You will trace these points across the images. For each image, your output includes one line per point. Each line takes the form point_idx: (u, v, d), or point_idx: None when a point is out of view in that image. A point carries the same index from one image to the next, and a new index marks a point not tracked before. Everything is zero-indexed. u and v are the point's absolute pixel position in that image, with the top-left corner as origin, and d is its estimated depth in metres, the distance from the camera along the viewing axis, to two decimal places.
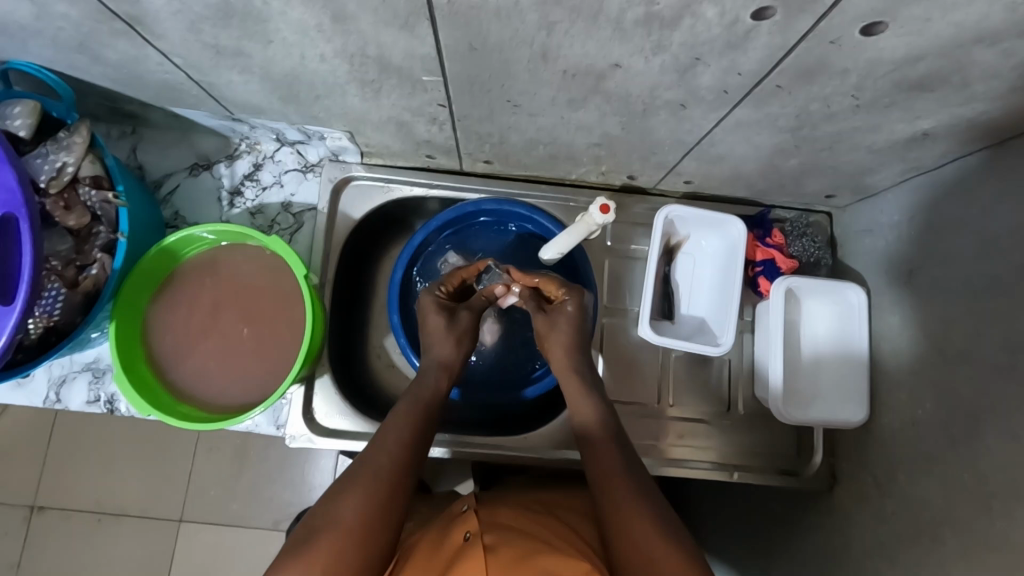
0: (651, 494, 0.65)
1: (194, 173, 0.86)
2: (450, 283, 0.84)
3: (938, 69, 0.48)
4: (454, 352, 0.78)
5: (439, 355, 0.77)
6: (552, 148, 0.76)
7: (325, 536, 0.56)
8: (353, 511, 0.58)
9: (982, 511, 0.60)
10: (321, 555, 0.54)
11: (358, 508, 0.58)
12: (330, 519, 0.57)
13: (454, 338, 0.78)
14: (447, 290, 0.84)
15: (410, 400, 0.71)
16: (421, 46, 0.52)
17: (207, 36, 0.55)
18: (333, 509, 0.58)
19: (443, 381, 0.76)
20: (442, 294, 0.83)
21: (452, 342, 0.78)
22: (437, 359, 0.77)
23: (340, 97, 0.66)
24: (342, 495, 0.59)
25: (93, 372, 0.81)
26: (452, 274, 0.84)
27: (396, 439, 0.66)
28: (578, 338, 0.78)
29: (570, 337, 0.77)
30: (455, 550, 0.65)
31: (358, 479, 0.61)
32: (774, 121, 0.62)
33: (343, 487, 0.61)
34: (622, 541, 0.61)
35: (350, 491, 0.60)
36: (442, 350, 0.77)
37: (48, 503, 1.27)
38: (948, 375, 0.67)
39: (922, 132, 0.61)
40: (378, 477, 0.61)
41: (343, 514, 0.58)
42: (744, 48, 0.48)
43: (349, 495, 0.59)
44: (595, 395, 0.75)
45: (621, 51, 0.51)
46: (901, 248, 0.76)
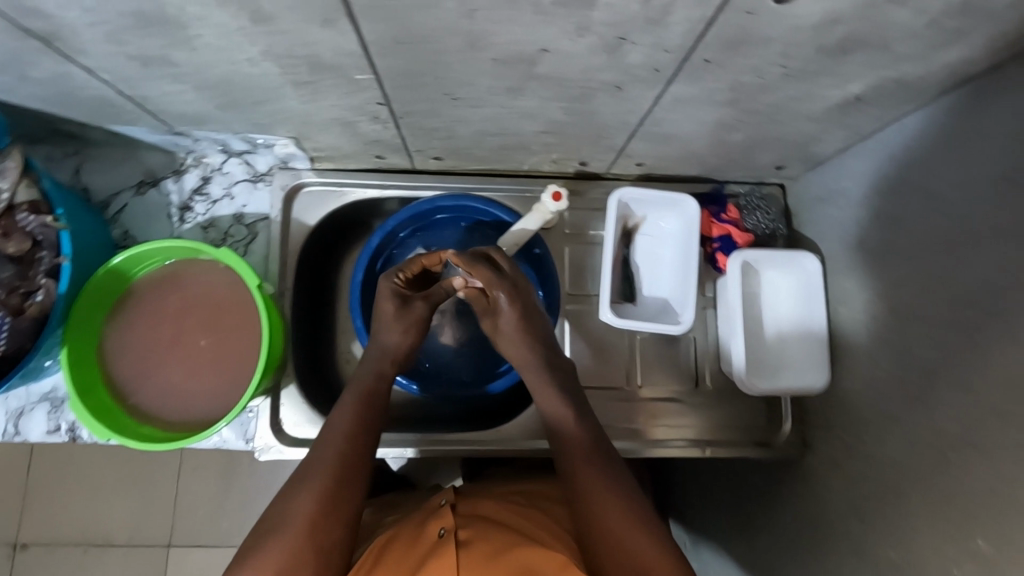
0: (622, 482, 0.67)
1: (142, 190, 0.85)
2: (409, 271, 0.79)
3: (858, 32, 0.49)
4: (401, 341, 0.77)
5: (385, 343, 0.77)
6: (500, 139, 0.76)
7: (278, 537, 0.59)
8: (302, 509, 0.61)
9: (941, 464, 0.62)
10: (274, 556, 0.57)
11: (308, 506, 0.61)
12: (281, 520, 0.60)
13: (403, 327, 0.77)
14: (405, 276, 0.79)
15: (356, 392, 0.72)
16: (347, 43, 0.52)
17: (130, 47, 0.54)
18: (285, 510, 0.61)
19: (386, 367, 0.77)
20: (400, 282, 0.79)
21: (401, 332, 0.77)
22: (385, 346, 0.77)
23: (279, 101, 0.66)
24: (293, 495, 0.62)
25: (51, 402, 0.80)
26: (413, 261, 0.79)
27: (341, 430, 0.68)
28: (522, 328, 0.76)
29: (514, 328, 0.76)
30: (430, 547, 0.63)
31: (307, 478, 0.63)
32: (711, 95, 0.62)
33: (295, 486, 0.63)
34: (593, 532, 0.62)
35: (299, 492, 0.62)
36: (389, 337, 0.77)
37: (30, 540, 1.25)
38: (902, 333, 0.68)
39: (854, 96, 0.62)
40: (325, 472, 0.64)
41: (294, 513, 0.60)
42: (667, 24, 0.48)
43: (299, 494, 0.62)
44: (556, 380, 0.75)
45: (548, 35, 0.50)
46: (853, 213, 0.77)
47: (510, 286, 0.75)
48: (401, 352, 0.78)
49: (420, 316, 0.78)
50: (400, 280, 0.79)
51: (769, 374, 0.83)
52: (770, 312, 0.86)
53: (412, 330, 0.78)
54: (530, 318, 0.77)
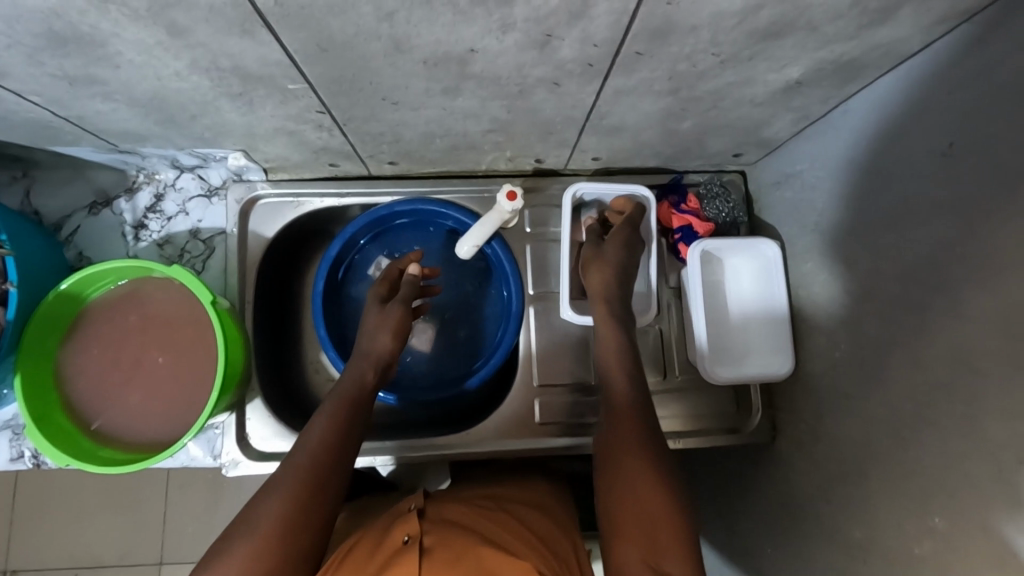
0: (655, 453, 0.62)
1: (94, 211, 0.84)
2: (389, 277, 0.85)
3: (782, 16, 0.49)
4: (383, 342, 0.77)
5: (365, 347, 0.77)
6: (449, 140, 0.76)
7: (242, 542, 0.55)
8: (271, 515, 0.57)
9: (896, 440, 0.62)
10: (236, 561, 0.54)
11: (278, 511, 0.58)
12: (248, 525, 0.57)
13: (391, 328, 0.78)
14: (386, 284, 0.84)
15: (336, 400, 0.70)
16: (272, 53, 0.51)
17: (53, 68, 0.53)
18: (254, 514, 0.58)
19: (369, 373, 0.75)
20: (382, 289, 0.83)
21: (387, 332, 0.78)
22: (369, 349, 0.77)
23: (218, 114, 0.65)
24: (263, 500, 0.59)
25: (12, 429, 0.79)
26: (389, 266, 0.86)
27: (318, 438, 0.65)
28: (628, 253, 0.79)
29: (623, 248, 0.79)
30: (392, 552, 0.61)
31: (278, 483, 0.61)
32: (650, 86, 0.62)
33: (266, 492, 0.60)
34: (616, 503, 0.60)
35: (267, 499, 0.59)
36: (378, 341, 0.77)
37: (19, 567, 1.23)
38: (857, 312, 0.68)
39: (793, 80, 0.62)
40: (299, 478, 0.61)
41: (262, 518, 0.57)
42: (589, 17, 0.48)
43: (269, 499, 0.59)
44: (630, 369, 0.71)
45: (472, 34, 0.50)
46: (809, 196, 0.77)
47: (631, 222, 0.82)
48: (384, 355, 0.77)
49: (398, 315, 0.79)
50: (385, 289, 0.84)
51: (737, 361, 0.83)
52: (735, 299, 0.85)
53: (393, 327, 0.78)
54: (633, 250, 0.80)
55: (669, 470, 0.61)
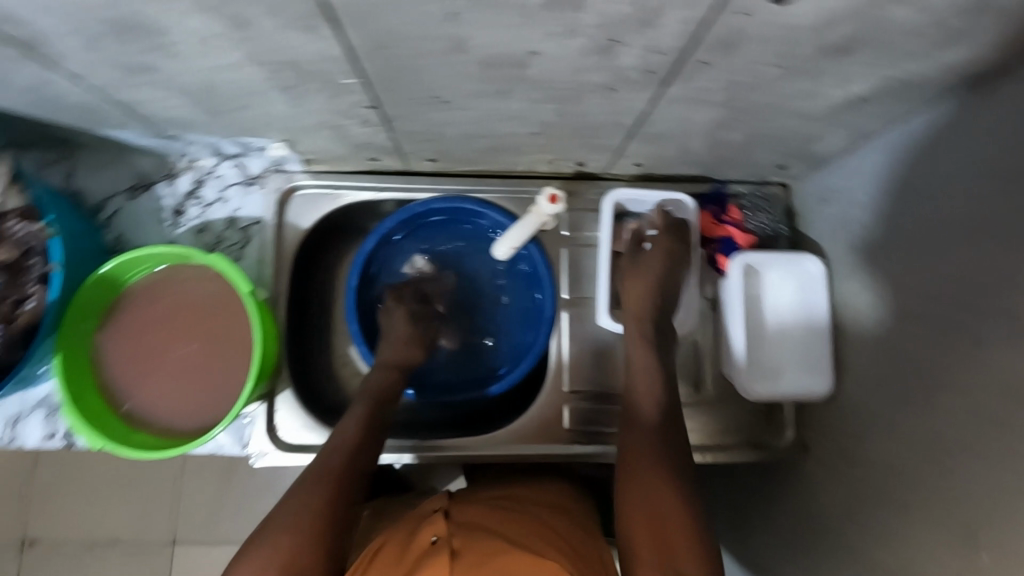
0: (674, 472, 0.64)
1: (135, 194, 0.84)
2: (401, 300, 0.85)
3: (859, 31, 0.47)
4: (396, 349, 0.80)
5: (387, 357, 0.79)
6: (493, 140, 0.75)
7: (272, 535, 0.56)
8: (299, 507, 0.58)
9: (940, 470, 0.60)
10: (265, 555, 0.54)
11: (305, 504, 0.59)
12: (276, 519, 0.58)
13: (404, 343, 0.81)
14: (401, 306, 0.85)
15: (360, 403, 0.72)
16: (330, 48, 0.50)
17: (111, 53, 0.53)
18: (281, 511, 0.58)
19: (391, 378, 0.76)
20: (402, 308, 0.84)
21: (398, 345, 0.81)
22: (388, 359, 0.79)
23: (265, 106, 0.64)
24: (291, 495, 0.60)
25: (47, 408, 0.80)
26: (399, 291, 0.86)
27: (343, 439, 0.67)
28: (665, 277, 0.78)
29: (663, 270, 0.78)
30: (421, 553, 0.61)
31: (306, 479, 0.61)
32: (708, 96, 0.60)
33: (294, 489, 0.61)
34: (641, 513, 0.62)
35: (296, 493, 0.60)
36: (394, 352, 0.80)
37: (37, 536, 1.26)
38: (905, 337, 0.67)
39: (857, 96, 0.60)
40: (324, 476, 0.62)
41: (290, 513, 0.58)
42: (659, 24, 0.46)
43: (298, 493, 0.60)
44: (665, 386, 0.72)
45: (535, 37, 0.48)
46: (855, 213, 0.75)
47: (671, 239, 0.80)
48: (399, 362, 0.79)
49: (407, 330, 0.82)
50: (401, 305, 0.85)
51: (771, 378, 0.82)
52: (772, 314, 0.83)
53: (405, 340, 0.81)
54: (672, 271, 0.78)
55: (687, 488, 0.63)
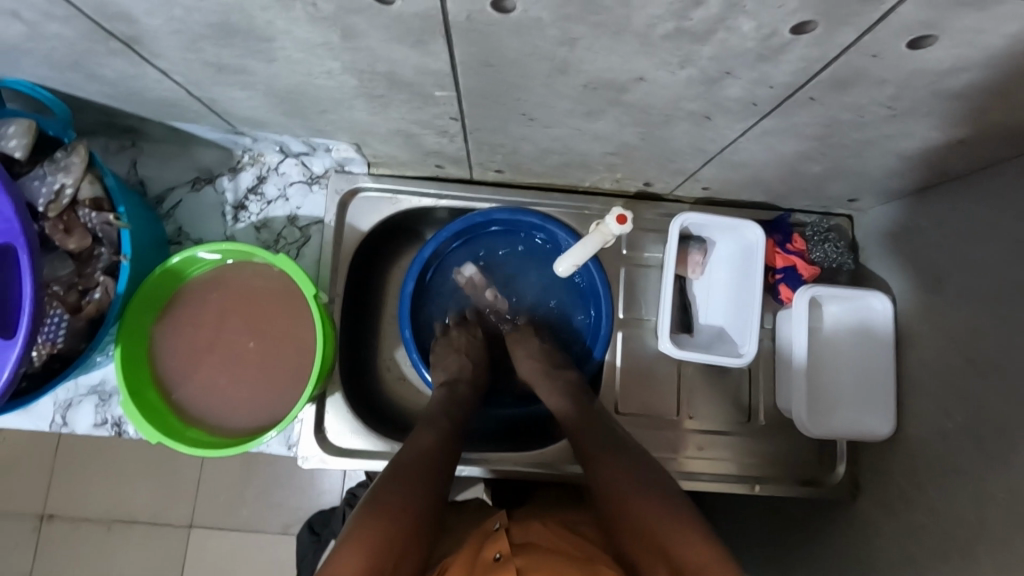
0: (659, 489, 0.61)
1: (197, 186, 0.84)
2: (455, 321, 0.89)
3: (983, 79, 0.46)
4: (448, 359, 0.83)
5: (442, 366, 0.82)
6: (566, 157, 0.74)
7: (370, 518, 0.56)
8: (395, 498, 0.59)
9: (1018, 530, 0.58)
10: (366, 535, 0.54)
11: (400, 498, 0.59)
12: (371, 509, 0.57)
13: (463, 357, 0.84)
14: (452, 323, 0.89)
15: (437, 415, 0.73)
16: (434, 63, 0.50)
17: (208, 54, 0.52)
18: (377, 501, 0.58)
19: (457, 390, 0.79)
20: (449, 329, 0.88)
21: (452, 352, 0.84)
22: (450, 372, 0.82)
23: (347, 111, 0.64)
24: (382, 490, 0.60)
25: (99, 395, 0.80)
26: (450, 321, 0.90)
27: (427, 444, 0.68)
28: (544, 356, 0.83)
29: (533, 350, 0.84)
30: (486, 569, 0.61)
31: (399, 473, 0.62)
32: (802, 130, 0.59)
33: (385, 482, 0.61)
34: (634, 530, 0.58)
35: (389, 485, 0.60)
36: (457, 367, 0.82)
37: (57, 512, 1.26)
38: (978, 387, 0.65)
39: (957, 140, 0.58)
40: (415, 477, 0.62)
41: (386, 503, 0.58)
42: (779, 61, 0.45)
43: (392, 486, 0.60)
44: (559, 386, 0.78)
45: (646, 65, 0.48)
46: (929, 253, 0.73)
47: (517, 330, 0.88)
48: (454, 369, 0.82)
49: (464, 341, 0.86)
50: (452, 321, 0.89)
51: (826, 412, 0.81)
52: (830, 348, 0.83)
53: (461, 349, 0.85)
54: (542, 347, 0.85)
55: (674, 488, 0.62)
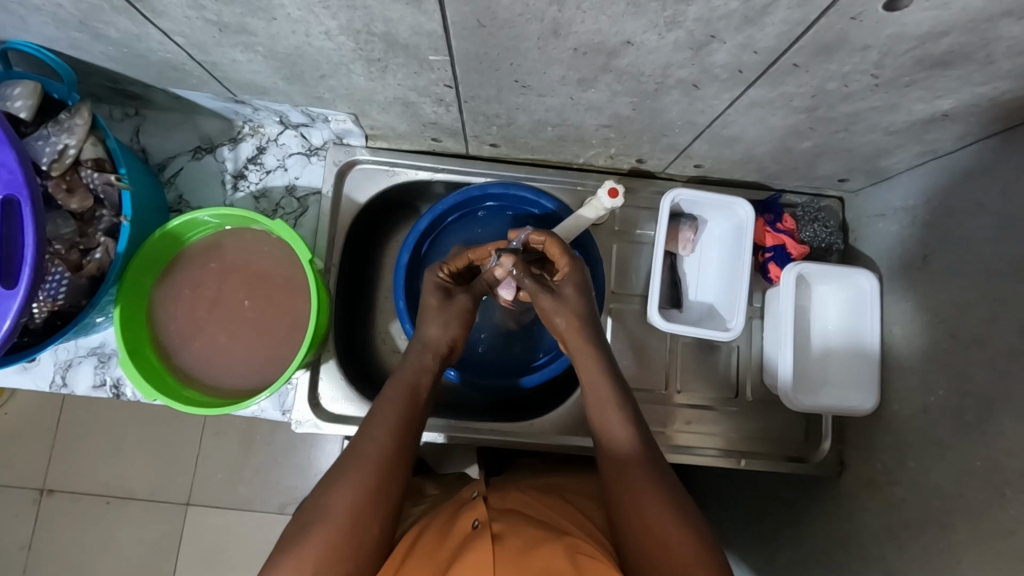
0: (667, 502, 0.61)
1: (198, 156, 0.85)
2: (453, 265, 0.83)
3: (961, 45, 0.47)
4: (441, 335, 0.77)
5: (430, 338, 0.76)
6: (561, 130, 0.75)
7: (318, 529, 0.57)
8: (342, 500, 0.59)
9: (994, 496, 0.59)
10: (314, 548, 0.56)
11: (347, 500, 0.59)
12: (321, 513, 0.59)
13: (444, 320, 0.78)
14: (449, 271, 0.83)
15: (399, 387, 0.71)
16: (428, 23, 0.51)
17: (211, 12, 0.54)
18: (324, 504, 0.59)
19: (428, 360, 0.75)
20: (445, 275, 0.82)
21: (442, 325, 0.77)
22: (427, 337, 0.77)
23: (345, 76, 0.65)
24: (329, 489, 0.61)
25: (98, 357, 0.81)
26: (458, 256, 0.83)
27: (385, 426, 0.66)
28: (587, 310, 0.75)
29: (583, 308, 0.75)
30: (464, 537, 0.62)
31: (349, 470, 0.62)
32: (789, 101, 0.60)
33: (333, 480, 0.62)
34: (641, 535, 0.60)
35: (340, 483, 0.61)
36: (430, 330, 0.77)
37: (57, 486, 1.27)
38: (960, 360, 0.66)
39: (941, 113, 0.59)
40: (367, 468, 0.62)
41: (334, 506, 0.59)
42: (761, 24, 0.47)
43: (338, 485, 0.61)
44: (609, 367, 0.73)
45: (634, 27, 0.49)
46: (916, 231, 0.74)
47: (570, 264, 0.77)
48: (444, 345, 0.77)
49: (464, 312, 0.79)
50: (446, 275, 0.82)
51: (812, 390, 0.82)
52: (819, 327, 0.85)
53: (454, 323, 0.78)
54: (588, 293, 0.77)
55: (678, 501, 0.62)
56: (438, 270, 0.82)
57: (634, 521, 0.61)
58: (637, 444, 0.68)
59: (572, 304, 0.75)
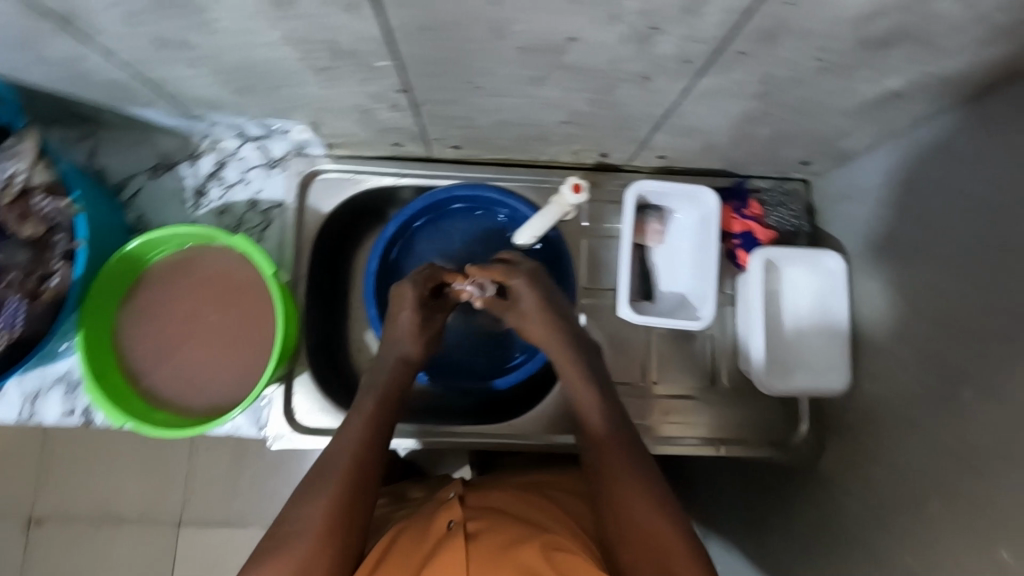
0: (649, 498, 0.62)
1: (157, 173, 0.85)
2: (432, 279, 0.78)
3: (901, 25, 0.47)
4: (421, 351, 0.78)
5: (406, 351, 0.76)
6: (521, 129, 0.75)
7: (295, 544, 0.57)
8: (318, 514, 0.59)
9: (963, 469, 0.60)
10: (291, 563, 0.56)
11: (322, 514, 0.59)
12: (296, 529, 0.59)
13: (426, 337, 0.78)
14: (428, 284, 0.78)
15: (371, 396, 0.72)
16: (370, 29, 0.51)
17: (149, 29, 0.53)
18: (300, 519, 0.60)
19: (403, 375, 0.76)
20: (424, 290, 0.77)
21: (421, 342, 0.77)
22: (403, 352, 0.77)
23: (297, 87, 0.64)
24: (305, 504, 0.61)
25: (66, 384, 0.80)
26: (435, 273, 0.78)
27: (357, 437, 0.67)
28: (550, 316, 0.75)
29: (545, 316, 0.75)
30: (438, 539, 0.61)
31: (323, 484, 0.62)
32: (742, 89, 0.60)
33: (308, 494, 0.62)
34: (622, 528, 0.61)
35: (315, 497, 0.61)
36: (410, 345, 0.77)
37: (44, 515, 1.25)
38: (927, 336, 0.66)
39: (891, 92, 0.60)
40: (341, 481, 0.62)
41: (310, 520, 0.59)
42: (702, 13, 0.46)
43: (314, 499, 0.61)
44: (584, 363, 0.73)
45: (577, 23, 0.49)
46: (880, 211, 0.75)
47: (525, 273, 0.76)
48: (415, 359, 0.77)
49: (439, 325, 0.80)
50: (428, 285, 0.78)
51: (786, 374, 0.82)
52: (790, 312, 0.84)
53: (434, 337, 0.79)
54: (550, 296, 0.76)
55: (657, 493, 0.63)
56: (405, 287, 0.76)
57: (618, 516, 0.62)
58: (618, 431, 0.69)
59: (534, 312, 0.75)
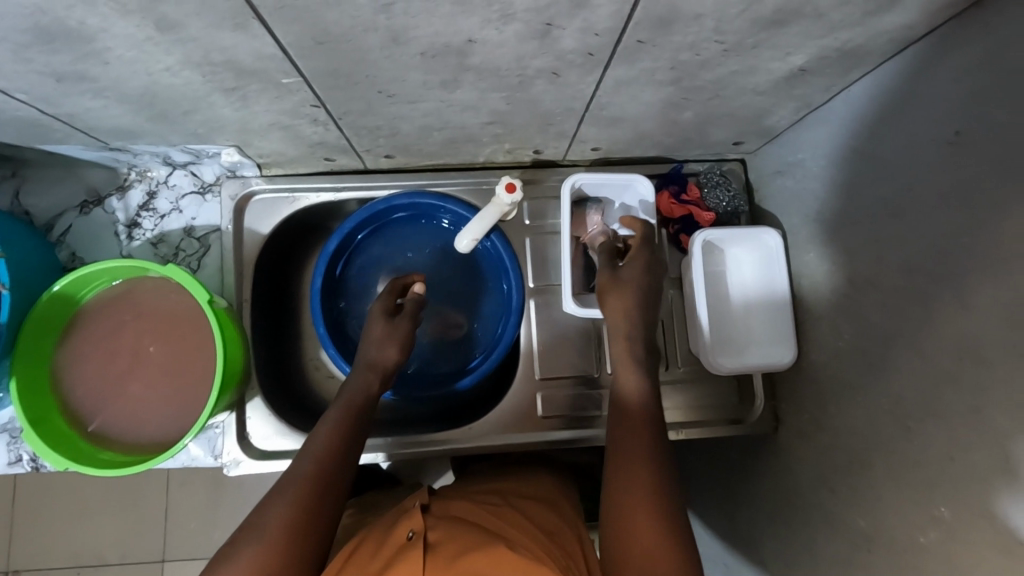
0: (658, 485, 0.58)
1: (85, 210, 0.83)
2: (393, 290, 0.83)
3: (786, 3, 0.48)
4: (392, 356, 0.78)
5: (372, 356, 0.77)
6: (448, 132, 0.74)
7: (250, 546, 0.55)
8: (277, 517, 0.58)
9: (898, 429, 0.61)
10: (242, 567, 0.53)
11: (282, 516, 0.58)
12: (253, 531, 0.57)
13: (397, 342, 0.78)
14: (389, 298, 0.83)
15: (340, 409, 0.71)
16: (265, 47, 0.50)
17: (40, 64, 0.52)
18: (257, 522, 0.57)
19: (371, 382, 0.75)
20: (388, 303, 0.82)
21: (393, 348, 0.78)
22: (371, 356, 0.77)
23: (209, 109, 0.63)
24: (265, 507, 0.59)
25: (9, 434, 0.78)
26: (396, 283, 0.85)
27: (322, 448, 0.65)
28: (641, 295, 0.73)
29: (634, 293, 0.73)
30: (396, 549, 0.60)
31: (287, 488, 0.61)
32: (652, 76, 0.61)
33: (270, 500, 0.60)
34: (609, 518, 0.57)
35: (277, 501, 0.59)
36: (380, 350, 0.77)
37: (21, 567, 1.22)
38: (859, 302, 0.68)
39: (797, 68, 0.61)
40: (305, 488, 0.61)
41: (268, 523, 0.57)
42: (590, 6, 0.47)
43: (276, 503, 0.59)
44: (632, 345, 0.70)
45: (470, 25, 0.49)
46: (810, 183, 0.76)
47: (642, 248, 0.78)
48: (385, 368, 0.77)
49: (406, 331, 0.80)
50: (391, 303, 0.83)
51: (737, 352, 0.83)
52: (737, 289, 0.84)
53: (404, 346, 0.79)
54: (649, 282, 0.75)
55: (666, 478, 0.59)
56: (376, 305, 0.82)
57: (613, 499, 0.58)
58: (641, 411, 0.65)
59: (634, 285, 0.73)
